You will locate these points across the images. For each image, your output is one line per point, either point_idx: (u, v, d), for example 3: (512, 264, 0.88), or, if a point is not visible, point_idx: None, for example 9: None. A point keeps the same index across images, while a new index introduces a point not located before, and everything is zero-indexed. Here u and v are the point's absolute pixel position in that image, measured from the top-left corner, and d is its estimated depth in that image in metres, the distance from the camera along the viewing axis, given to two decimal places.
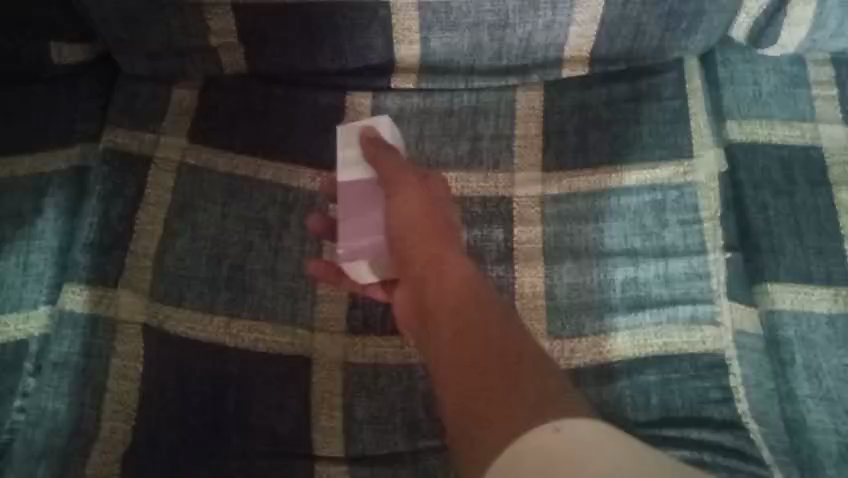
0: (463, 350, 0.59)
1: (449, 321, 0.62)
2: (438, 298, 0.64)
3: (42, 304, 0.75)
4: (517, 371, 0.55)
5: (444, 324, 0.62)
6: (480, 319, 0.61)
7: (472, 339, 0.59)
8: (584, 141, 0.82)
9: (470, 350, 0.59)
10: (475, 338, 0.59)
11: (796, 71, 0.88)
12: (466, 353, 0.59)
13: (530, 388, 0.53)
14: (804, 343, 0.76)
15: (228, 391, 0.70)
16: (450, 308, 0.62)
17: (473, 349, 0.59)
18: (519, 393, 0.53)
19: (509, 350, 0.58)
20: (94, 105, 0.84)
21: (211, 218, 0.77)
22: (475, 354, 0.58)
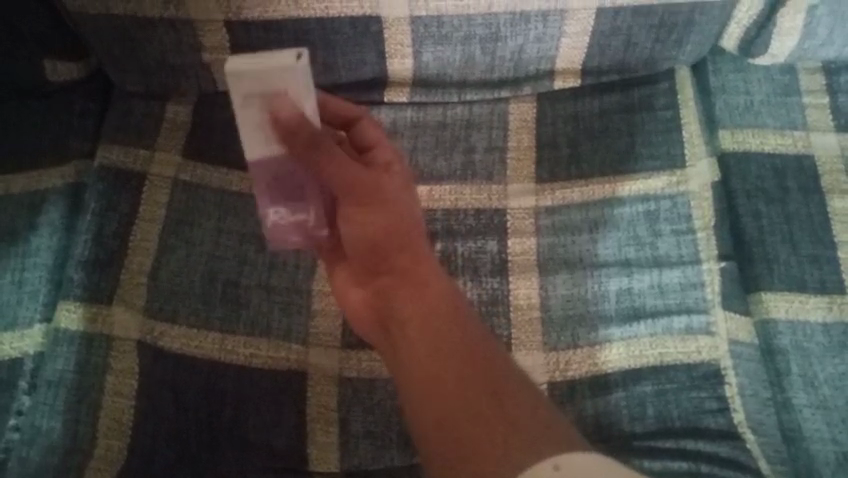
0: (443, 371, 0.59)
1: (428, 338, 0.61)
2: (415, 311, 0.63)
3: (37, 322, 0.75)
4: (504, 402, 0.57)
5: (420, 340, 0.61)
6: (463, 340, 0.61)
7: (453, 361, 0.60)
8: (577, 152, 0.83)
9: (452, 372, 0.59)
10: (458, 363, 0.60)
11: (786, 80, 0.89)
12: (447, 374, 0.59)
13: (520, 424, 0.55)
14: (799, 352, 0.76)
15: (224, 406, 0.70)
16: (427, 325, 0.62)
17: (453, 372, 0.59)
18: (510, 429, 0.55)
19: (494, 378, 0.58)
20: (88, 122, 0.85)
21: (206, 234, 0.77)
22: (457, 378, 0.59)
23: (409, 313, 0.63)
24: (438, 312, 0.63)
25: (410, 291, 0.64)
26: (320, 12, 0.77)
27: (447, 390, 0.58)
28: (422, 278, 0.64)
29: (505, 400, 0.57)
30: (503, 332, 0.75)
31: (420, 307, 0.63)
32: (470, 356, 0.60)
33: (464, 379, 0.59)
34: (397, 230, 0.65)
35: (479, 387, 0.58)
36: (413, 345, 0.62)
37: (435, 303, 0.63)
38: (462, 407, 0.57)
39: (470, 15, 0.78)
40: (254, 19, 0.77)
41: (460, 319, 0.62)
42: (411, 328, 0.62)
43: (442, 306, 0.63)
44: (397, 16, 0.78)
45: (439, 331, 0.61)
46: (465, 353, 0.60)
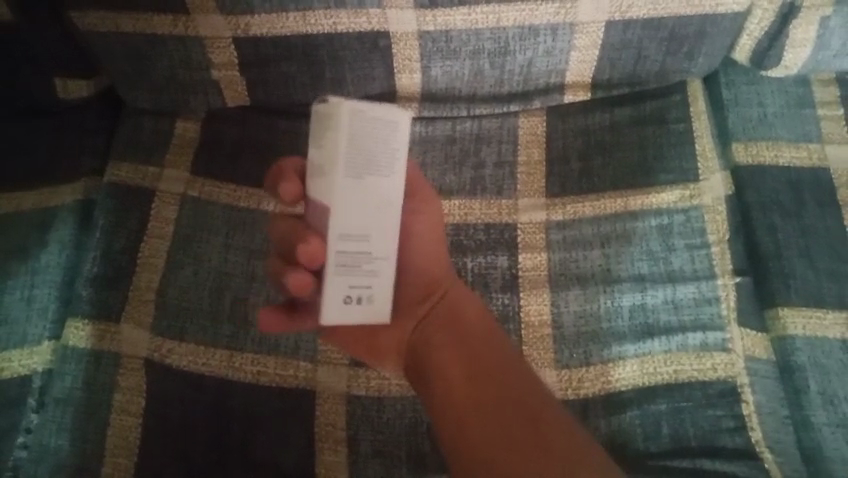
0: (477, 392, 0.61)
1: (460, 363, 0.63)
2: (448, 339, 0.65)
3: (46, 339, 0.75)
4: (538, 414, 0.59)
5: (454, 364, 0.63)
6: (494, 361, 0.63)
7: (488, 380, 0.62)
8: (588, 166, 0.82)
9: (487, 392, 0.61)
10: (492, 381, 0.62)
11: (800, 92, 0.88)
12: (483, 395, 0.61)
13: (560, 434, 0.57)
14: (818, 369, 0.74)
15: (232, 425, 0.70)
16: (465, 349, 0.64)
17: (488, 390, 0.61)
18: (551, 444, 0.56)
19: (525, 391, 0.61)
20: (101, 140, 0.86)
21: (214, 250, 0.77)
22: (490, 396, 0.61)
23: (442, 341, 0.65)
24: (480, 335, 0.65)
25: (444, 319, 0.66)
26: (328, 28, 0.76)
27: (485, 408, 0.60)
28: (455, 306, 0.67)
29: (541, 414, 0.59)
30: None
31: (453, 337, 0.65)
32: (499, 374, 0.62)
33: (498, 398, 0.61)
34: (431, 253, 0.67)
35: (515, 403, 0.60)
36: (447, 369, 0.63)
37: (467, 330, 0.66)
38: (500, 423, 0.59)
39: (478, 29, 0.77)
40: (263, 35, 0.77)
41: (486, 340, 0.64)
42: (446, 354, 0.64)
43: (473, 330, 0.65)
44: (405, 31, 0.77)
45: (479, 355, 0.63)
46: (495, 370, 0.62)
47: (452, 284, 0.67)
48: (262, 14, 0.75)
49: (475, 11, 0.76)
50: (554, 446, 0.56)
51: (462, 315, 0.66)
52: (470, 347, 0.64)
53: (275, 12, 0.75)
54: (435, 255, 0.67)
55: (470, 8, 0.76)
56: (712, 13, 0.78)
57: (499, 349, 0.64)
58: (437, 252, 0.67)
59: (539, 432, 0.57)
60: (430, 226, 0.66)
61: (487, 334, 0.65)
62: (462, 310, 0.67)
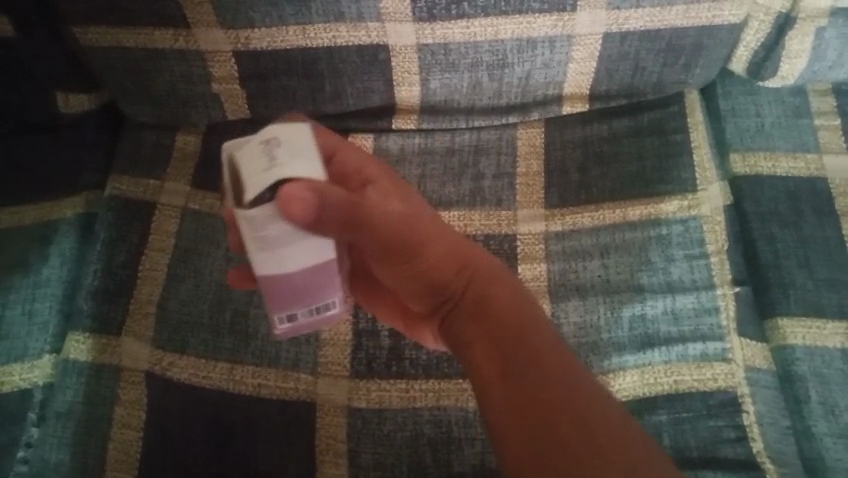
0: (515, 383, 0.55)
1: (494, 353, 0.57)
2: (479, 331, 0.59)
3: (47, 352, 0.75)
4: (581, 404, 0.53)
5: (488, 355, 0.58)
6: (529, 348, 0.56)
7: (526, 369, 0.55)
8: (587, 177, 0.82)
9: (524, 383, 0.55)
10: (521, 359, 0.56)
11: (797, 102, 0.89)
12: (520, 386, 0.55)
13: (607, 426, 0.52)
14: (818, 378, 0.74)
15: (233, 438, 0.69)
16: (493, 330, 0.58)
17: (527, 379, 0.55)
18: (598, 439, 0.51)
19: (566, 378, 0.55)
20: (101, 154, 0.86)
21: (214, 262, 0.77)
22: (528, 387, 0.55)
23: (468, 328, 0.60)
24: (504, 314, 0.59)
25: (468, 305, 0.60)
26: (328, 41, 0.77)
27: (522, 402, 0.54)
28: (473, 299, 0.60)
29: (584, 404, 0.53)
30: None
31: (483, 328, 0.59)
32: (541, 366, 0.55)
33: (536, 381, 0.55)
34: (424, 271, 0.61)
35: (551, 383, 0.54)
36: (481, 362, 0.58)
37: (496, 314, 0.59)
38: (540, 416, 0.53)
39: (477, 41, 0.78)
40: (263, 49, 0.77)
41: (514, 327, 0.58)
42: (478, 348, 0.59)
43: (504, 316, 0.59)
44: (405, 44, 0.78)
45: (505, 337, 0.57)
46: (533, 358, 0.55)
47: (469, 275, 0.61)
48: (263, 28, 0.76)
49: (474, 24, 0.76)
50: (602, 443, 0.51)
51: (488, 301, 0.59)
52: (501, 338, 0.58)
53: (275, 26, 0.76)
54: (441, 257, 0.60)
55: (469, 21, 0.76)
56: (709, 24, 0.79)
57: (534, 332, 0.57)
58: (438, 260, 0.60)
59: (585, 427, 0.52)
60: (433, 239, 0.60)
61: (517, 318, 0.58)
62: (487, 300, 0.59)
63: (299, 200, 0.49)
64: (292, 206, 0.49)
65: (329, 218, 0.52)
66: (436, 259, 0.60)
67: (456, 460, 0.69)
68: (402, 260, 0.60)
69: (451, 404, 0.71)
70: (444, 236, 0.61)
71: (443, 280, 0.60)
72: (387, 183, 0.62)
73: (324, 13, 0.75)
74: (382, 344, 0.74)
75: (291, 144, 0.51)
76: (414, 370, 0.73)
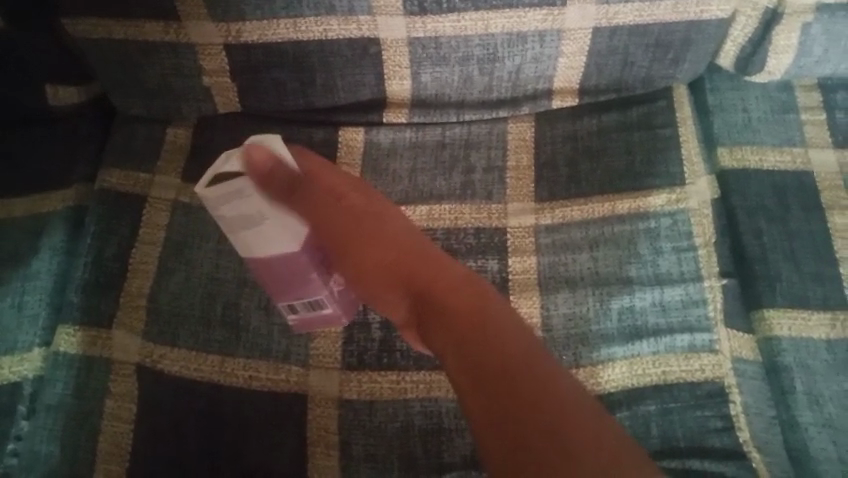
0: (484, 376, 0.55)
1: (463, 356, 0.58)
2: (446, 338, 0.60)
3: (37, 345, 0.75)
4: (551, 403, 0.52)
5: (461, 364, 0.58)
6: (495, 353, 0.56)
7: (495, 374, 0.55)
8: (576, 171, 0.83)
9: (496, 389, 0.54)
10: (485, 348, 0.57)
11: (784, 97, 0.90)
12: (492, 393, 0.54)
13: (578, 422, 0.51)
14: (804, 369, 0.75)
15: (225, 430, 0.69)
16: (457, 323, 0.61)
17: (501, 384, 0.54)
18: (569, 436, 0.50)
19: (535, 379, 0.54)
20: (90, 148, 0.86)
21: (205, 255, 0.77)
22: (501, 392, 0.54)
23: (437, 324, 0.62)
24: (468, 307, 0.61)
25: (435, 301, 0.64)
26: (319, 35, 0.77)
27: (495, 407, 0.53)
28: (433, 302, 0.64)
29: (553, 404, 0.52)
30: None
31: (448, 334, 0.60)
32: (507, 358, 0.56)
33: (503, 374, 0.55)
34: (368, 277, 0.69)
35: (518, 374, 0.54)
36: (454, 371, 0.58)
37: (460, 320, 0.60)
38: (511, 417, 0.52)
39: (467, 36, 0.78)
40: (254, 42, 0.77)
41: (476, 331, 0.59)
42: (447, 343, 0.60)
43: (468, 309, 0.61)
44: (395, 38, 0.78)
45: (472, 329, 0.59)
46: (499, 362, 0.56)
47: (410, 275, 0.67)
48: (254, 21, 0.76)
49: (465, 18, 0.77)
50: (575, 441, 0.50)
51: (448, 307, 0.62)
52: (469, 344, 0.58)
53: (266, 19, 0.76)
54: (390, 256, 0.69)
55: (459, 15, 0.76)
56: (697, 19, 0.80)
57: (496, 328, 0.58)
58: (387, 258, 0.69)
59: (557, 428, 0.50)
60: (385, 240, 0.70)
61: (479, 322, 0.59)
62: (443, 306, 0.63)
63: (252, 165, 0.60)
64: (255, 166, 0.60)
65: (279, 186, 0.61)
66: (380, 263, 0.69)
67: (447, 451, 0.69)
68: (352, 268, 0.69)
69: (442, 396, 0.71)
70: (389, 244, 0.70)
71: (386, 277, 0.68)
72: (354, 201, 0.72)
73: (315, 6, 0.75)
74: (373, 336, 0.74)
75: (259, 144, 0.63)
76: (405, 362, 0.73)
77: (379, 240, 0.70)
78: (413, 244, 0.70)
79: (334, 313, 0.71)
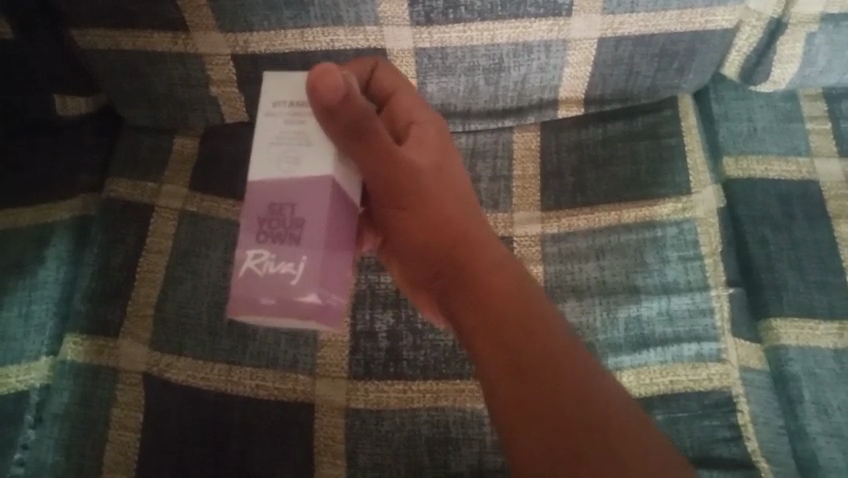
0: (525, 360, 0.57)
1: (504, 338, 0.58)
2: (479, 319, 0.60)
3: (44, 354, 0.75)
4: (592, 407, 0.54)
5: (498, 347, 0.58)
6: (533, 350, 0.57)
7: (535, 369, 0.56)
8: (582, 180, 0.83)
9: (535, 388, 0.55)
10: (522, 333, 0.58)
11: (789, 106, 0.90)
12: (530, 387, 0.55)
13: (618, 437, 0.53)
14: (812, 379, 0.75)
15: (230, 439, 0.69)
16: (502, 298, 0.60)
17: (540, 379, 0.55)
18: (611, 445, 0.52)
19: (576, 389, 0.55)
20: (98, 158, 0.86)
21: (212, 264, 0.77)
22: (537, 378, 0.56)
23: (477, 292, 0.61)
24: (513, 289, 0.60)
25: (477, 269, 0.62)
26: (326, 45, 0.77)
27: (525, 393, 0.55)
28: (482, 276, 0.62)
29: (594, 406, 0.54)
30: None
31: (483, 312, 0.60)
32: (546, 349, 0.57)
33: (544, 364, 0.56)
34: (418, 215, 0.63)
35: (559, 366, 0.56)
36: (487, 362, 0.58)
37: (501, 301, 0.60)
38: (549, 410, 0.54)
39: (473, 46, 0.78)
40: (261, 52, 0.78)
41: (518, 320, 0.58)
42: (483, 320, 0.60)
43: (509, 290, 0.60)
44: (402, 48, 0.78)
45: (514, 305, 0.59)
46: (535, 354, 0.57)
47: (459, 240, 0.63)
48: (261, 32, 0.76)
49: (471, 29, 0.77)
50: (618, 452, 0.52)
51: (490, 286, 0.61)
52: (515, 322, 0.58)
53: (273, 29, 0.76)
54: (441, 214, 0.63)
55: (465, 26, 0.77)
56: (702, 29, 0.80)
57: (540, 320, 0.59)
58: (439, 213, 0.63)
59: (596, 432, 0.53)
60: (444, 192, 0.64)
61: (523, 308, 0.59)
62: (483, 283, 0.61)
63: (316, 73, 0.57)
64: (323, 81, 0.56)
65: (343, 113, 0.56)
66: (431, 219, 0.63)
67: (454, 461, 0.69)
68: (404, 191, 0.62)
69: (449, 405, 0.71)
70: (451, 192, 0.64)
71: (433, 222, 0.63)
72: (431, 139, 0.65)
73: (322, 16, 0.75)
74: (379, 345, 0.74)
75: (295, 84, 0.59)
76: (412, 371, 0.73)
77: (443, 185, 0.64)
78: (470, 206, 0.66)
79: (283, 307, 0.55)
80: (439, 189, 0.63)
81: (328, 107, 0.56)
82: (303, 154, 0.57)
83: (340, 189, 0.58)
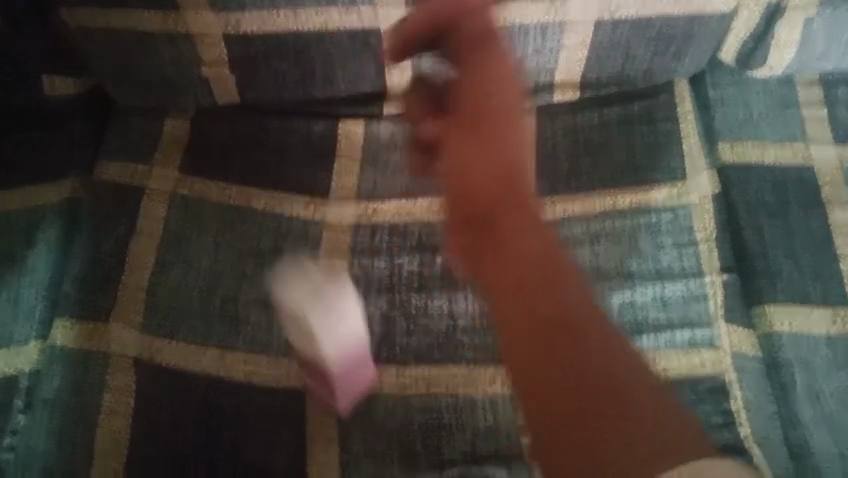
0: (540, 297, 0.47)
1: (515, 265, 0.49)
2: (507, 276, 0.49)
3: (33, 339, 0.74)
4: (607, 375, 0.45)
5: (506, 266, 0.49)
6: (555, 290, 0.47)
7: (555, 313, 0.47)
8: (577, 165, 0.82)
9: (555, 340, 0.46)
10: (538, 266, 0.49)
11: (785, 92, 0.90)
12: (542, 333, 0.46)
13: (631, 398, 0.44)
14: (805, 366, 0.75)
15: (223, 425, 0.69)
16: (518, 214, 0.51)
17: (550, 320, 0.46)
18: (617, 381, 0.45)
19: (611, 377, 0.45)
20: (87, 141, 0.85)
21: (203, 248, 0.77)
22: (549, 327, 0.46)
23: (499, 164, 0.52)
24: (523, 205, 0.52)
25: (512, 196, 0.51)
26: (319, 26, 0.77)
27: (530, 332, 0.46)
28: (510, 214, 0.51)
29: (608, 371, 0.45)
30: None
31: (483, 234, 0.51)
32: (580, 319, 0.47)
33: (562, 319, 0.47)
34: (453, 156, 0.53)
35: (584, 321, 0.47)
36: (491, 269, 0.49)
37: (516, 225, 0.50)
38: (554, 362, 0.45)
39: None
40: (253, 33, 0.77)
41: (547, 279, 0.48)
42: (497, 215, 0.51)
43: (527, 226, 0.51)
44: None
45: (537, 232, 0.50)
46: (551, 288, 0.48)
47: (486, 127, 0.53)
48: (253, 12, 0.76)
49: None
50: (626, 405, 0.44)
51: (511, 220, 0.51)
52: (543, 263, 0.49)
53: (267, 10, 0.76)
54: (472, 100, 0.54)
55: None
56: (699, 13, 0.79)
57: (566, 257, 0.50)
58: (467, 107, 0.54)
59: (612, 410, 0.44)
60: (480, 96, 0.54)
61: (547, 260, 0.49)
62: (495, 193, 0.51)
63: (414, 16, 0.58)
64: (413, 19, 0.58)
65: (439, 40, 0.57)
66: (469, 140, 0.53)
67: (448, 446, 0.69)
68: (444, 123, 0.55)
69: (441, 391, 0.71)
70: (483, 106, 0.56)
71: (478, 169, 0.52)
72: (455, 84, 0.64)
73: None
74: (373, 330, 0.74)
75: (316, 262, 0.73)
76: (405, 355, 0.73)
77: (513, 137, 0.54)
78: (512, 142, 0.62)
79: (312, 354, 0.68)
80: (458, 108, 0.56)
81: (446, 29, 0.57)
82: (320, 288, 0.69)
83: (353, 345, 0.69)
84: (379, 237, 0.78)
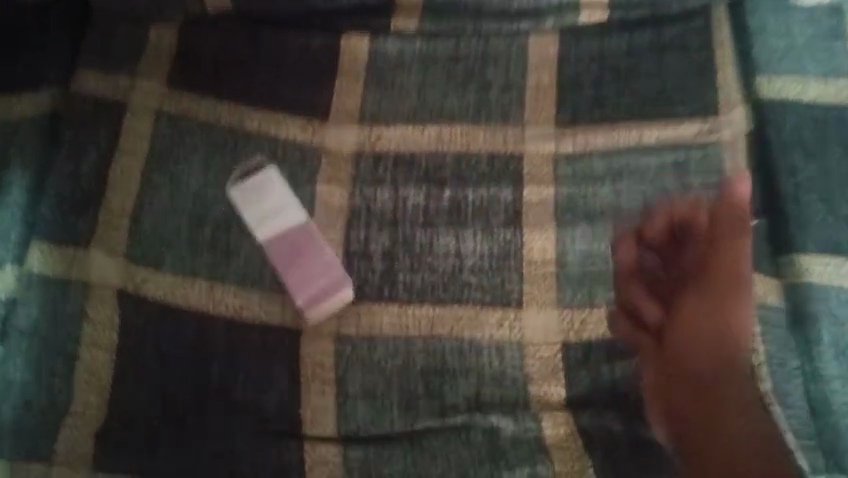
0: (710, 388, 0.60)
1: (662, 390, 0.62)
2: (705, 395, 0.60)
3: (9, 264, 0.68)
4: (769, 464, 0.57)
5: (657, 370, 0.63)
6: (717, 401, 0.60)
7: (714, 417, 0.59)
8: (602, 94, 0.75)
9: (696, 434, 0.59)
10: (707, 354, 0.61)
11: (834, 21, 0.81)
12: (711, 434, 0.58)
13: None
14: (832, 320, 0.70)
15: (212, 362, 0.65)
16: (719, 353, 0.61)
17: (723, 445, 0.57)
18: None
19: (752, 444, 0.58)
20: (65, 47, 0.76)
21: (191, 171, 0.70)
22: (734, 442, 0.58)
23: (698, 300, 0.62)
24: (731, 343, 0.61)
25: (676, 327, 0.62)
26: None
27: (691, 428, 0.60)
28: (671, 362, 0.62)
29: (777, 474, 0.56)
30: (514, 289, 0.68)
31: (696, 346, 0.61)
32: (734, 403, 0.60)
33: (722, 425, 0.58)
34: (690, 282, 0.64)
35: (735, 426, 0.58)
36: (649, 368, 0.64)
37: (705, 338, 0.61)
38: (710, 455, 0.58)
39: None
40: None
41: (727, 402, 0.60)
42: (681, 336, 0.62)
43: (725, 345, 0.61)
44: None
45: (711, 352, 0.61)
46: (716, 403, 0.60)
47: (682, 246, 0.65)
48: None
49: None
50: None
51: (707, 321, 0.62)
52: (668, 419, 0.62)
53: None
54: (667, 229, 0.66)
55: None
56: None
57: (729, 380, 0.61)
58: (691, 261, 0.64)
59: None
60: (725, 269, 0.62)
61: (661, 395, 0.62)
62: (701, 321, 0.62)
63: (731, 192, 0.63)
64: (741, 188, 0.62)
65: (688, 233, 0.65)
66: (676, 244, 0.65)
67: (451, 393, 0.65)
68: (694, 302, 0.63)
69: (445, 334, 0.67)
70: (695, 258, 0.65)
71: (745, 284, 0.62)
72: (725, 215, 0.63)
73: None
74: (374, 267, 0.69)
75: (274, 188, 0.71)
76: (407, 295, 0.68)
77: (747, 303, 0.63)
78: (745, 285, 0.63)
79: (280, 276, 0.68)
80: (676, 262, 0.65)
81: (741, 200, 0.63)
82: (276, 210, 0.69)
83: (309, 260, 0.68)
84: (383, 166, 0.72)
